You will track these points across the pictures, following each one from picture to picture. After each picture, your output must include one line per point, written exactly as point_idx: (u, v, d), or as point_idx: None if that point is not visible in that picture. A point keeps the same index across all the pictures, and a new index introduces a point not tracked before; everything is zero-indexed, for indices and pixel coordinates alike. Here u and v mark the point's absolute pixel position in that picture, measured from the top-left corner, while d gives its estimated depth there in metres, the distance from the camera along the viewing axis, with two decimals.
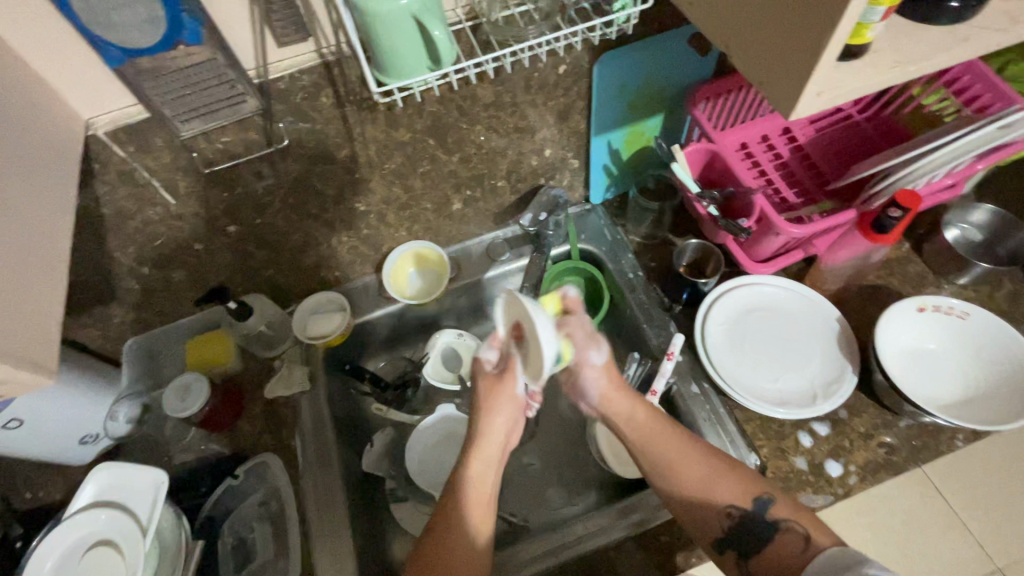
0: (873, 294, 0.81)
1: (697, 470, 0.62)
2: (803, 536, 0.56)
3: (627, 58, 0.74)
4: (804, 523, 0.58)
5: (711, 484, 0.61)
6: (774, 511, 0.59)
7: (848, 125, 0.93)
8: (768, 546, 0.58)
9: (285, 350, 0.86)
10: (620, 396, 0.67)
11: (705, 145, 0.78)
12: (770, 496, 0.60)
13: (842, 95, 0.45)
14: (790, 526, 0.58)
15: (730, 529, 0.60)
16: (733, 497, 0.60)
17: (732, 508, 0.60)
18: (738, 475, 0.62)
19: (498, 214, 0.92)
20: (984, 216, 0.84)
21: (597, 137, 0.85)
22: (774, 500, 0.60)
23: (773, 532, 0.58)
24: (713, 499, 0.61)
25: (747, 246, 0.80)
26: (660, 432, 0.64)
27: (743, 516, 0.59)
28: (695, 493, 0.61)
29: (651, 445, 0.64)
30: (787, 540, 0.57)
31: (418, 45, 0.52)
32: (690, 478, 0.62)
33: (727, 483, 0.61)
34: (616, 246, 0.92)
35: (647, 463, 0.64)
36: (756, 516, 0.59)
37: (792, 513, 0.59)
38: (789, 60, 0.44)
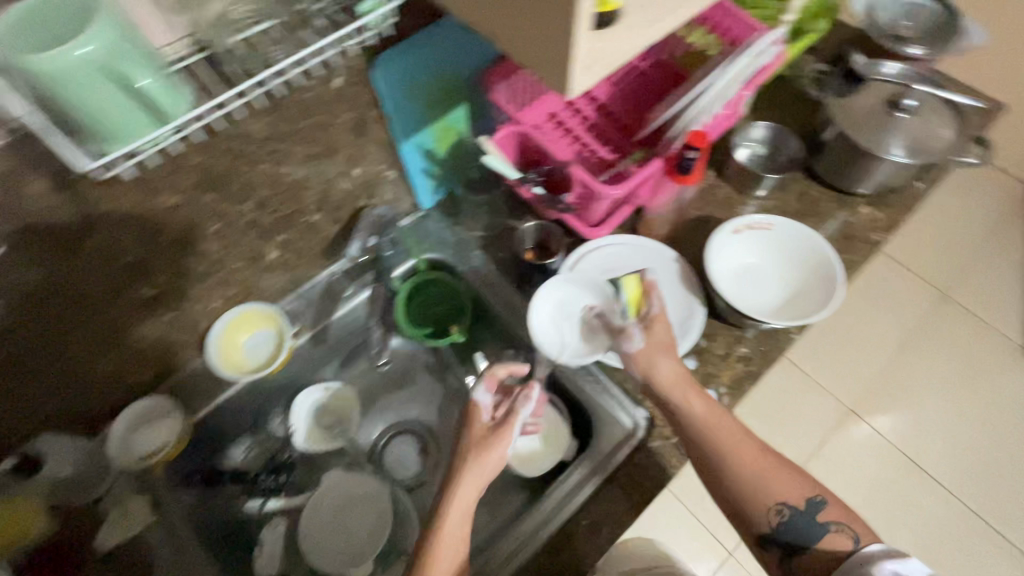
0: (697, 226, 0.88)
1: (763, 465, 0.66)
2: (851, 539, 0.61)
3: (407, 58, 0.71)
4: (849, 523, 0.63)
5: (766, 475, 0.66)
6: (826, 514, 0.64)
7: (637, 75, 0.97)
8: (814, 546, 0.62)
9: (111, 485, 0.71)
10: (669, 360, 0.71)
11: (512, 128, 0.75)
12: (823, 497, 0.65)
13: (607, 65, 0.45)
14: (839, 526, 0.63)
15: (780, 523, 0.64)
16: (792, 494, 0.65)
17: (783, 503, 0.65)
18: (798, 478, 0.66)
19: (326, 248, 0.83)
20: (762, 131, 0.94)
21: (406, 143, 0.78)
22: (827, 503, 0.65)
23: (823, 530, 0.63)
24: (771, 488, 0.65)
25: (581, 214, 0.80)
26: (719, 418, 0.67)
27: (794, 512, 0.64)
28: (756, 480, 0.65)
29: (716, 436, 0.66)
30: (837, 540, 0.62)
31: (126, 100, 0.41)
32: (744, 455, 0.66)
33: (778, 476, 0.66)
34: (461, 247, 0.88)
35: (704, 453, 0.66)
36: (807, 515, 0.64)
37: (844, 517, 0.63)
38: (549, 41, 0.42)
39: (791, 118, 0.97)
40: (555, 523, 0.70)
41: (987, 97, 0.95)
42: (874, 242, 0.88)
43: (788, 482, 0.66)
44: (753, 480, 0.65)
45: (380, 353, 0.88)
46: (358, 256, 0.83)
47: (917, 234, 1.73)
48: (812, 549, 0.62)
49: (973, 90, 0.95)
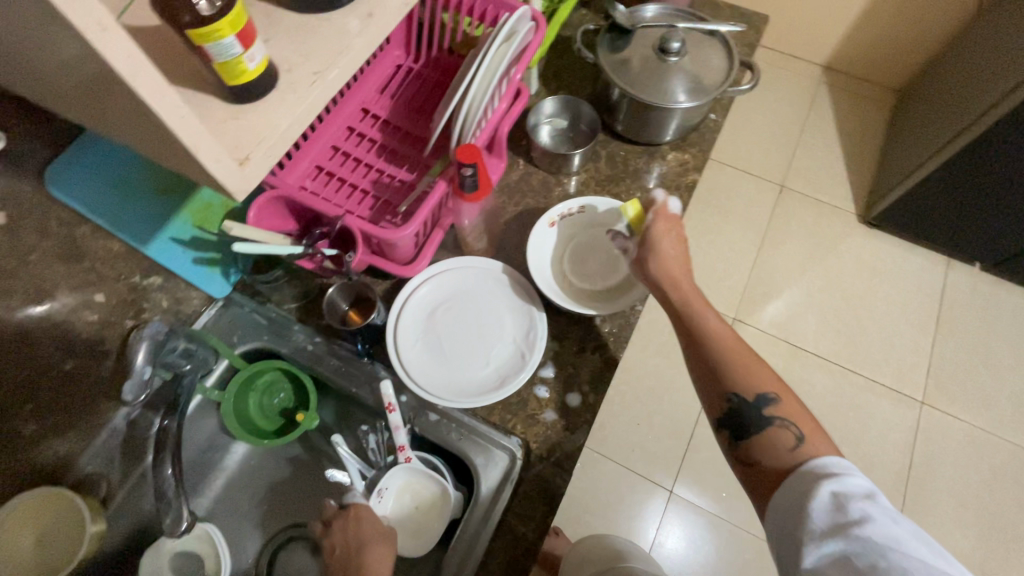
0: (519, 223, 0.84)
1: (734, 347, 0.66)
2: (790, 435, 0.59)
3: (94, 161, 0.63)
4: (796, 420, 0.60)
5: (723, 363, 0.65)
6: (778, 409, 0.61)
7: (414, 77, 0.91)
8: (761, 434, 0.60)
9: None
10: (670, 255, 0.71)
11: (269, 194, 0.65)
12: (776, 396, 0.62)
13: (270, 143, 0.37)
14: (782, 423, 0.60)
15: (731, 407, 0.63)
16: (752, 381, 0.63)
17: (736, 391, 0.63)
18: (765, 374, 0.63)
19: (109, 387, 0.70)
20: (556, 104, 0.91)
21: (152, 244, 0.66)
22: (781, 401, 0.62)
23: (768, 424, 0.60)
24: (729, 373, 0.64)
25: (389, 255, 0.73)
26: (706, 304, 0.69)
27: (743, 400, 0.63)
28: (715, 359, 0.65)
29: (695, 310, 0.68)
30: (781, 435, 0.59)
31: None
32: (716, 335, 0.67)
33: (753, 363, 0.64)
34: (280, 325, 0.77)
35: (682, 315, 0.69)
36: (759, 406, 0.62)
37: (794, 416, 0.60)
38: (175, 146, 0.33)
39: (581, 82, 0.94)
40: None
41: (745, 14, 0.98)
42: (689, 184, 0.88)
43: (760, 369, 0.64)
44: (721, 353, 0.65)
45: (179, 521, 0.69)
46: (133, 399, 0.70)
47: (743, 139, 1.83)
48: (757, 439, 0.60)
49: (732, 9, 0.98)
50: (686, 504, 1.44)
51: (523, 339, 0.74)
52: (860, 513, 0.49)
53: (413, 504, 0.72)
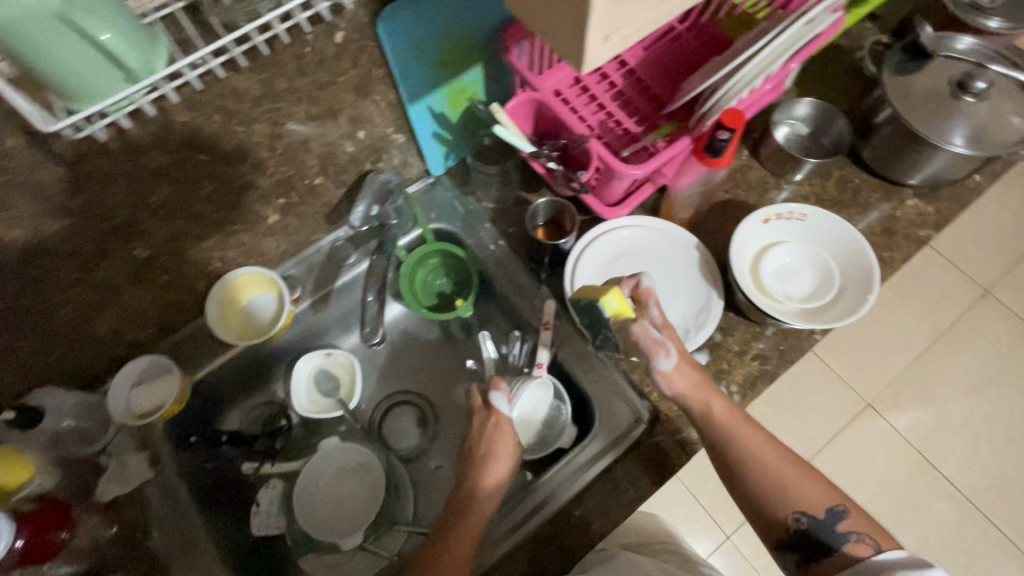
0: (723, 211, 0.82)
1: (781, 468, 0.61)
2: (872, 543, 0.56)
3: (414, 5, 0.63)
4: (869, 530, 0.57)
5: (776, 484, 0.60)
6: (849, 522, 0.58)
7: (673, 38, 0.89)
8: (835, 553, 0.57)
9: (112, 440, 0.71)
10: (687, 369, 0.65)
11: (528, 95, 0.69)
12: (845, 508, 0.58)
13: (631, 35, 0.38)
14: (860, 536, 0.57)
15: (796, 532, 0.59)
16: (809, 498, 0.59)
17: (800, 512, 0.59)
18: (821, 482, 0.60)
19: (329, 213, 0.80)
20: (807, 109, 0.86)
21: (414, 104, 0.73)
22: (848, 511, 0.58)
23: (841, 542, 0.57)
24: (788, 495, 0.60)
25: (598, 192, 0.75)
26: (740, 422, 0.63)
27: (812, 522, 0.58)
28: (763, 485, 0.60)
29: (732, 431, 0.62)
30: (856, 547, 0.56)
31: None
32: (759, 467, 0.61)
33: (799, 481, 0.60)
34: (471, 219, 0.84)
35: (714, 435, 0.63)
36: (826, 523, 0.58)
37: (866, 526, 0.57)
38: (565, 8, 0.36)
39: (840, 95, 0.88)
40: (535, 520, 0.68)
41: None
42: (918, 238, 0.80)
43: (813, 482, 0.60)
44: (769, 474, 0.61)
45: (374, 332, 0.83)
46: (359, 224, 0.79)
47: (965, 225, 1.60)
48: (829, 562, 0.57)
49: None
50: (737, 558, 1.37)
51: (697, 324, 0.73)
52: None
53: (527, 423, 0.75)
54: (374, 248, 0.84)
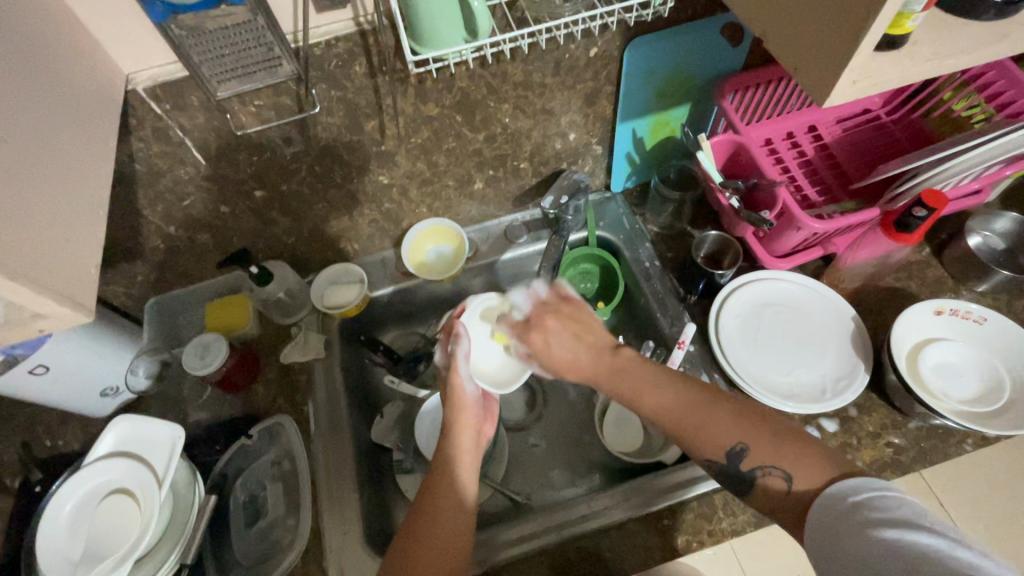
0: (889, 296, 0.81)
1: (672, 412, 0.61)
2: (783, 479, 0.55)
3: (658, 44, 0.74)
4: (780, 463, 0.55)
5: (691, 431, 0.60)
6: (751, 460, 0.57)
7: (874, 126, 0.93)
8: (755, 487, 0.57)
9: (301, 318, 0.88)
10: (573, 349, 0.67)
11: (730, 137, 0.77)
12: (747, 444, 0.57)
13: (878, 84, 0.45)
14: (766, 471, 0.56)
15: (718, 468, 0.59)
16: (704, 443, 0.59)
17: (710, 458, 0.59)
18: (717, 426, 0.59)
19: (518, 197, 0.93)
20: (1007, 224, 0.83)
21: (622, 124, 0.85)
22: (749, 449, 0.57)
23: (754, 479, 0.57)
24: (697, 440, 0.59)
25: (766, 240, 0.80)
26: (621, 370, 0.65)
27: (720, 466, 0.59)
28: (677, 435, 0.61)
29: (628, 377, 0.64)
30: (770, 484, 0.56)
31: (456, 16, 0.53)
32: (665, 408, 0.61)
33: (658, 403, 0.62)
34: (634, 235, 0.91)
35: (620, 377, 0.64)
36: (731, 464, 0.58)
37: (773, 458, 0.56)
38: (826, 47, 0.44)
39: None
40: (569, 533, 0.71)
41: None
42: None
43: (719, 431, 0.59)
44: (690, 436, 0.60)
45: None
46: (548, 208, 0.88)
47: None
48: (757, 492, 0.57)
49: None
50: None
51: (838, 384, 0.73)
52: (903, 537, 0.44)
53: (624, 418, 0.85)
54: (548, 236, 0.94)
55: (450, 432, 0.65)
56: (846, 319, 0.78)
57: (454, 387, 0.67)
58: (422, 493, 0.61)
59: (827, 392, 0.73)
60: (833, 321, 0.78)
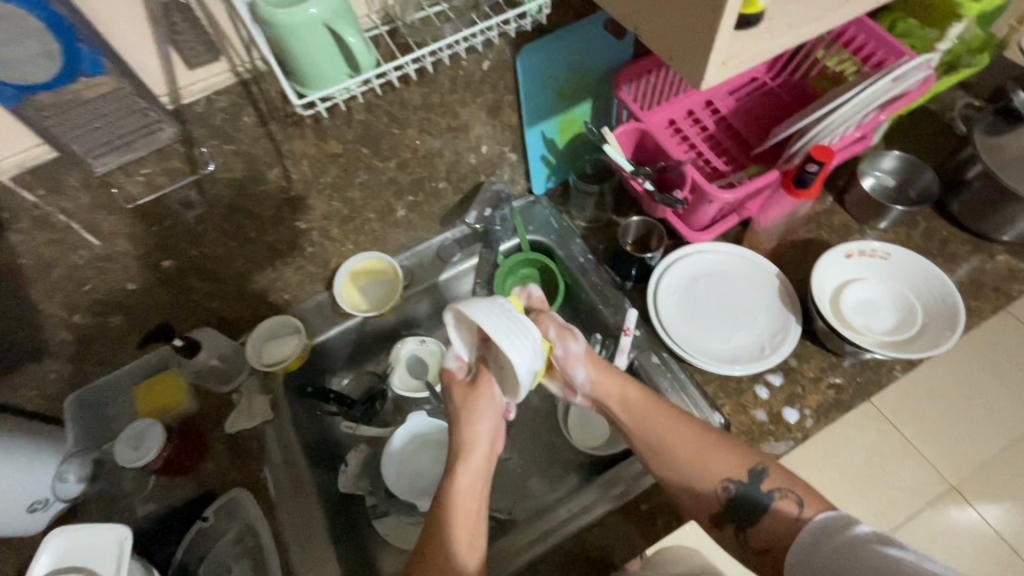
0: (804, 248, 0.86)
1: (683, 450, 0.64)
2: (794, 503, 0.59)
3: (548, 48, 0.76)
4: (797, 490, 0.60)
5: (703, 459, 0.63)
6: (768, 480, 0.62)
7: (764, 92, 0.98)
8: (766, 514, 0.60)
9: (242, 382, 0.83)
10: (598, 367, 0.70)
11: (633, 125, 0.80)
12: (764, 466, 0.63)
13: (744, 62, 0.48)
14: (783, 492, 0.60)
15: (727, 499, 0.62)
16: (722, 469, 0.63)
17: (730, 480, 0.63)
18: (732, 448, 0.64)
19: (444, 216, 0.92)
20: (893, 162, 0.90)
21: (531, 128, 0.86)
22: (767, 471, 0.62)
23: (767, 503, 0.61)
24: (707, 468, 0.63)
25: (685, 216, 0.82)
26: (656, 411, 0.67)
27: (738, 487, 0.62)
28: (682, 476, 0.64)
29: (649, 424, 0.66)
30: (779, 512, 0.60)
31: (334, 52, 0.51)
32: (679, 445, 0.64)
33: (681, 433, 0.65)
34: (564, 234, 0.93)
35: (642, 428, 0.66)
36: (751, 486, 0.62)
37: (787, 483, 0.61)
38: (693, 36, 0.46)
39: (927, 155, 0.92)
40: (555, 539, 0.71)
41: None
42: (1008, 293, 0.81)
43: (728, 457, 0.64)
44: (709, 475, 0.63)
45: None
46: (474, 224, 0.89)
47: None
48: (759, 530, 0.60)
49: None
50: None
51: (774, 342, 0.77)
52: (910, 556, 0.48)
53: (584, 419, 0.86)
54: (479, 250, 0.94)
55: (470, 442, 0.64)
56: (769, 278, 0.82)
57: (467, 425, 0.64)
58: (433, 525, 0.59)
59: (769, 352, 0.77)
60: (758, 289, 0.81)
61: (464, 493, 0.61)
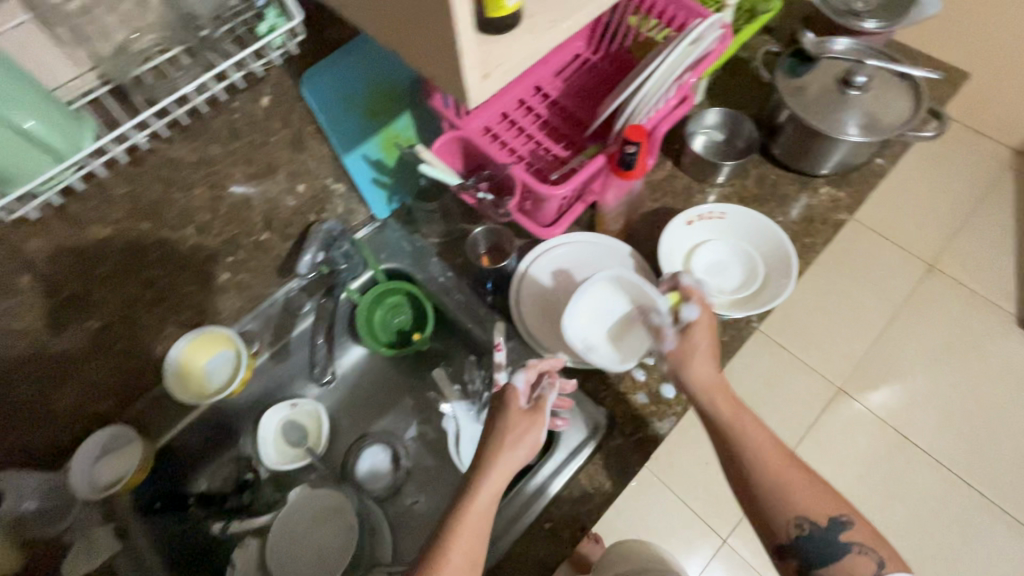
0: (653, 219, 0.87)
1: (777, 475, 0.64)
2: (875, 562, 0.59)
3: (336, 70, 0.70)
4: (875, 547, 0.60)
5: (787, 490, 0.63)
6: (852, 534, 0.61)
7: (589, 68, 0.97)
8: (837, 562, 0.60)
9: (74, 518, 0.70)
10: (705, 359, 0.68)
11: (450, 135, 0.75)
12: (850, 519, 0.61)
13: (508, 69, 0.43)
14: (862, 548, 0.60)
15: (795, 538, 0.62)
16: (803, 504, 0.62)
17: (800, 519, 0.62)
18: (823, 488, 0.64)
19: (282, 265, 0.83)
20: (715, 117, 0.93)
21: (348, 154, 0.78)
22: (852, 524, 0.61)
23: (841, 552, 0.60)
24: (791, 499, 0.62)
25: (531, 214, 0.79)
26: (739, 410, 0.66)
27: (813, 528, 0.61)
28: (764, 494, 0.63)
29: (739, 425, 0.66)
30: (859, 563, 0.60)
31: (24, 149, 0.48)
32: (761, 452, 0.64)
33: (766, 442, 0.65)
34: (419, 255, 0.87)
35: (727, 432, 0.66)
36: (830, 533, 0.61)
37: (872, 542, 0.60)
38: (443, 52, 0.41)
39: (746, 104, 0.96)
40: None
41: (944, 66, 0.93)
42: (836, 222, 0.86)
43: (817, 495, 0.63)
44: (790, 497, 0.63)
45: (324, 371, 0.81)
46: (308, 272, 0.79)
47: (901, 210, 1.65)
48: (821, 567, 0.60)
49: (929, 59, 0.94)
50: (736, 560, 1.36)
51: None
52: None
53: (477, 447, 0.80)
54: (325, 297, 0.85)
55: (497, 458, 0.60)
56: (624, 259, 0.81)
57: (500, 445, 0.61)
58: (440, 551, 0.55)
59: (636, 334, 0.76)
60: (617, 272, 0.81)
61: (473, 526, 0.57)
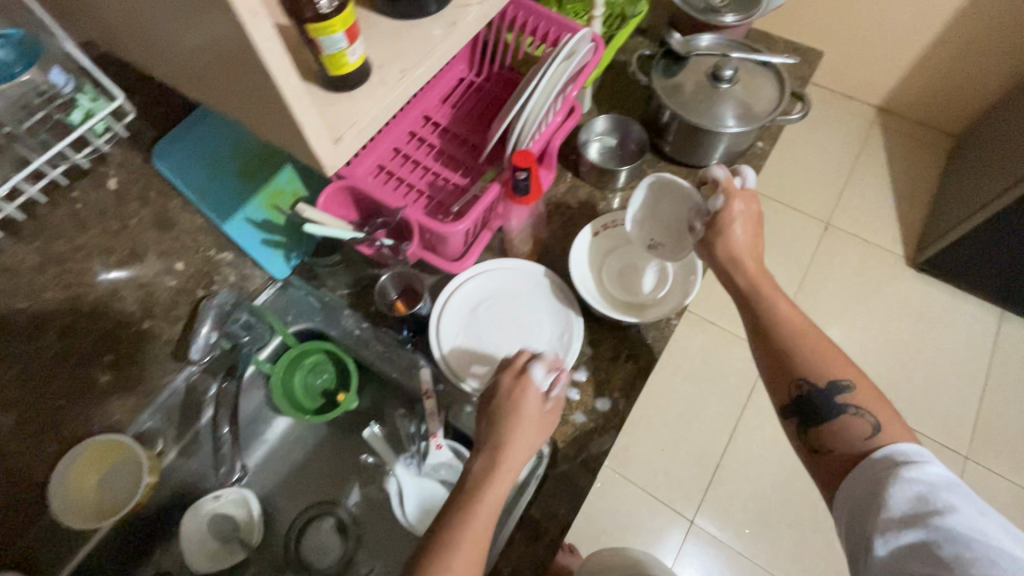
0: (562, 234, 0.87)
1: (803, 334, 0.64)
2: (871, 424, 0.58)
3: (196, 134, 0.70)
4: (872, 409, 0.59)
5: (794, 351, 0.64)
6: (852, 398, 0.60)
7: (474, 91, 0.96)
8: (834, 423, 0.60)
9: None
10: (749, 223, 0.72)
11: (336, 185, 0.71)
12: (851, 382, 0.61)
13: (362, 127, 0.41)
14: (859, 412, 0.59)
15: (800, 397, 0.62)
16: (817, 368, 0.62)
17: (806, 380, 0.63)
18: (837, 356, 0.63)
19: (175, 348, 0.75)
20: (603, 123, 0.94)
21: (230, 220, 0.73)
22: (855, 386, 0.61)
23: (841, 413, 0.60)
24: (792, 362, 0.64)
25: (439, 250, 0.77)
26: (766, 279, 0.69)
27: (814, 389, 0.62)
28: (779, 354, 0.64)
29: (764, 291, 0.68)
30: (855, 425, 0.59)
31: None
32: (776, 317, 0.65)
33: (788, 306, 0.66)
34: (331, 309, 0.81)
35: (748, 297, 0.69)
36: (828, 394, 0.61)
37: (868, 404, 0.60)
38: (284, 122, 0.38)
39: (631, 107, 0.98)
40: None
41: (800, 49, 1.00)
42: None
43: (832, 354, 0.63)
44: (804, 355, 0.63)
45: (231, 468, 0.77)
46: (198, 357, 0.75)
47: (792, 176, 1.78)
48: (822, 428, 0.60)
49: (786, 42, 1.00)
50: (707, 537, 1.40)
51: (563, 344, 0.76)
52: (944, 504, 0.49)
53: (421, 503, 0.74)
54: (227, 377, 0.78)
55: (505, 456, 0.60)
56: (541, 280, 0.80)
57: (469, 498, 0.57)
58: None
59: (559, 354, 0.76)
60: (536, 294, 0.79)
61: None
